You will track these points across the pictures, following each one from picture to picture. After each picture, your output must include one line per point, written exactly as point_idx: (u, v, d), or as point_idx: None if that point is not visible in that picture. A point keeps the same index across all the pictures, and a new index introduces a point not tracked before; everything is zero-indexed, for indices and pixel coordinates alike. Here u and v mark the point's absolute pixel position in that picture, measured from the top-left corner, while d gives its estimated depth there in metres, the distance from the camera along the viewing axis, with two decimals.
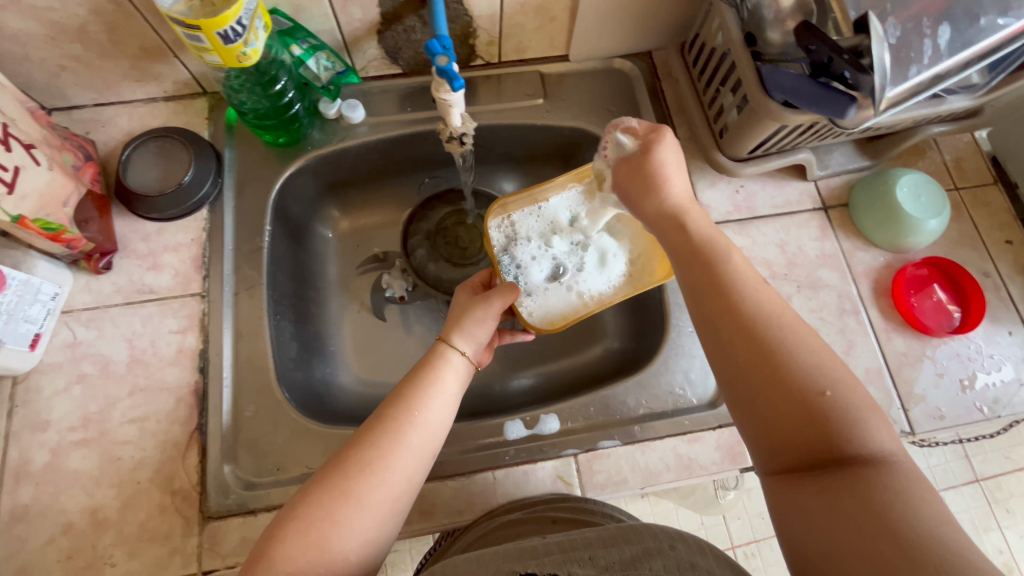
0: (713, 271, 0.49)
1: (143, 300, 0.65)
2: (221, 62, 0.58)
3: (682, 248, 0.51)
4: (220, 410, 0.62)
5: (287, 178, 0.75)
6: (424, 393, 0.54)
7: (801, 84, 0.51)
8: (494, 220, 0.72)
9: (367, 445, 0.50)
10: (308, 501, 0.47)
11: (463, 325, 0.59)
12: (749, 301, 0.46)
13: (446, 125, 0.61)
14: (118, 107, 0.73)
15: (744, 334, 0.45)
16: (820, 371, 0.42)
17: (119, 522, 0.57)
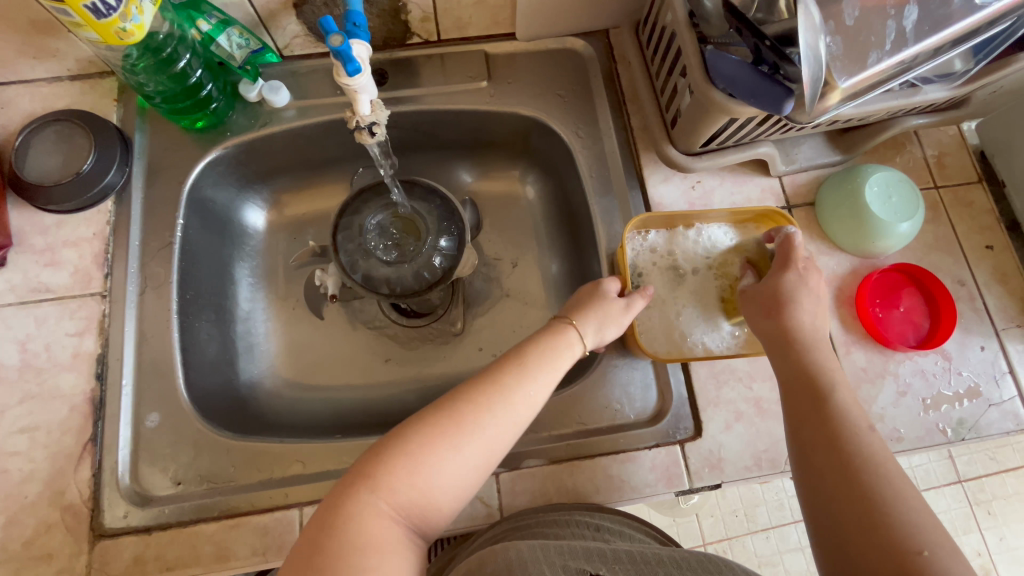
0: (819, 400, 0.48)
1: (39, 300, 0.61)
2: (100, 39, 0.52)
3: (790, 373, 0.51)
4: (119, 419, 0.58)
5: (205, 166, 0.69)
6: (540, 364, 0.52)
7: (739, 74, 0.47)
8: (632, 231, 0.65)
9: (482, 399, 0.48)
10: (404, 435, 0.46)
11: (595, 308, 0.57)
12: (856, 440, 0.45)
13: (354, 112, 0.55)
14: (18, 86, 0.67)
15: (841, 462, 0.44)
16: (914, 526, 0.39)
17: (4, 539, 0.54)
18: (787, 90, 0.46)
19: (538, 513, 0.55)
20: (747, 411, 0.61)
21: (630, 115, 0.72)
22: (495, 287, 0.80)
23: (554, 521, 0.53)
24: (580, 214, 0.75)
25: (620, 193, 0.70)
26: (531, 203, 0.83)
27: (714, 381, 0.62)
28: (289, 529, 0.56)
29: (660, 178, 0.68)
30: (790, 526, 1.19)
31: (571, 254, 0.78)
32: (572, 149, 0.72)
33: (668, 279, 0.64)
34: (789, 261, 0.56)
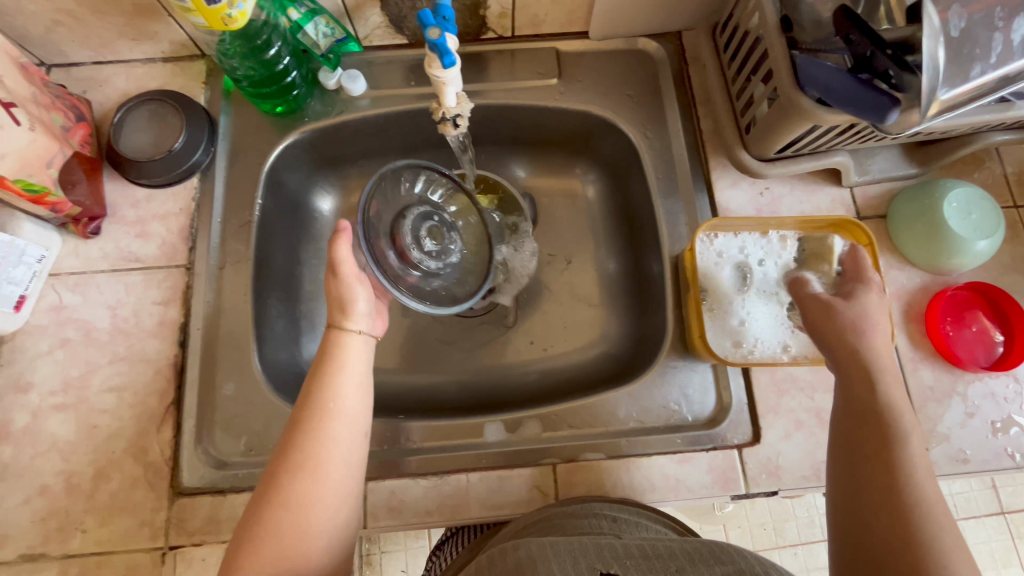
0: (877, 436, 0.44)
1: (129, 268, 0.64)
2: (206, 24, 0.55)
3: (849, 393, 0.47)
4: (199, 386, 0.62)
5: (282, 150, 0.72)
6: (333, 383, 0.52)
7: (836, 78, 0.46)
8: (703, 232, 0.63)
9: (291, 451, 0.48)
10: (251, 523, 0.45)
11: (339, 305, 0.56)
12: (910, 481, 0.41)
13: (440, 104, 0.57)
14: (117, 66, 0.71)
15: (887, 504, 0.41)
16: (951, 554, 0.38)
17: (92, 489, 0.58)
18: (893, 98, 0.44)
19: (560, 505, 0.55)
20: (807, 421, 0.61)
21: (700, 119, 0.71)
22: (548, 284, 0.81)
23: (566, 514, 0.52)
24: (641, 215, 0.75)
25: (686, 195, 0.70)
26: (590, 201, 0.83)
27: (774, 389, 0.62)
28: None
29: (728, 183, 0.68)
30: (819, 544, 1.18)
31: (629, 253, 0.78)
32: (638, 150, 0.73)
33: (734, 280, 0.63)
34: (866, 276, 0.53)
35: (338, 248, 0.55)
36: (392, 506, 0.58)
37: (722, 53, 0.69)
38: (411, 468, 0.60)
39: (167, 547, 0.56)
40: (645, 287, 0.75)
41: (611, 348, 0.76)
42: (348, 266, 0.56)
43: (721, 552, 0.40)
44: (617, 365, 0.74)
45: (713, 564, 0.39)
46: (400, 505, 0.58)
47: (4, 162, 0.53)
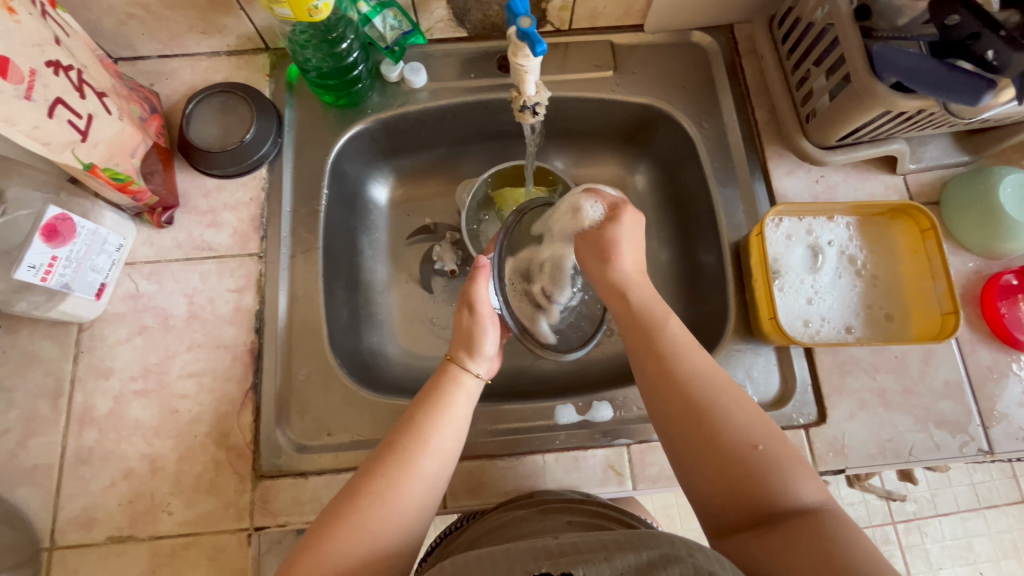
0: (649, 341, 0.55)
1: (203, 257, 0.66)
2: (291, 15, 0.56)
3: (628, 320, 0.58)
4: (275, 371, 0.63)
5: (345, 142, 0.73)
6: (437, 420, 0.54)
7: (926, 65, 0.47)
8: (774, 217, 0.65)
9: (377, 474, 0.50)
10: (320, 534, 0.47)
11: (467, 340, 0.61)
12: (692, 378, 0.51)
13: (520, 93, 0.59)
14: (181, 59, 0.72)
15: (683, 399, 0.51)
16: (750, 427, 0.48)
17: (176, 472, 0.59)
18: (989, 80, 0.46)
19: (515, 508, 0.55)
20: (871, 401, 0.63)
21: (755, 109, 0.73)
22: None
23: (531, 519, 0.53)
24: (694, 203, 0.77)
25: (743, 183, 0.71)
26: (639, 191, 0.85)
27: (838, 370, 0.63)
28: None
29: (785, 171, 0.70)
30: None
31: (680, 241, 0.80)
32: (692, 140, 0.74)
33: (803, 265, 0.65)
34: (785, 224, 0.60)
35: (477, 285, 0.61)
36: (470, 486, 0.60)
37: (780, 45, 0.71)
38: (486, 449, 0.62)
39: (252, 528, 0.58)
40: (698, 274, 0.76)
41: None
42: (482, 303, 0.62)
43: (648, 535, 0.41)
44: None
45: (638, 549, 0.40)
46: (479, 486, 0.60)
47: (97, 150, 0.54)
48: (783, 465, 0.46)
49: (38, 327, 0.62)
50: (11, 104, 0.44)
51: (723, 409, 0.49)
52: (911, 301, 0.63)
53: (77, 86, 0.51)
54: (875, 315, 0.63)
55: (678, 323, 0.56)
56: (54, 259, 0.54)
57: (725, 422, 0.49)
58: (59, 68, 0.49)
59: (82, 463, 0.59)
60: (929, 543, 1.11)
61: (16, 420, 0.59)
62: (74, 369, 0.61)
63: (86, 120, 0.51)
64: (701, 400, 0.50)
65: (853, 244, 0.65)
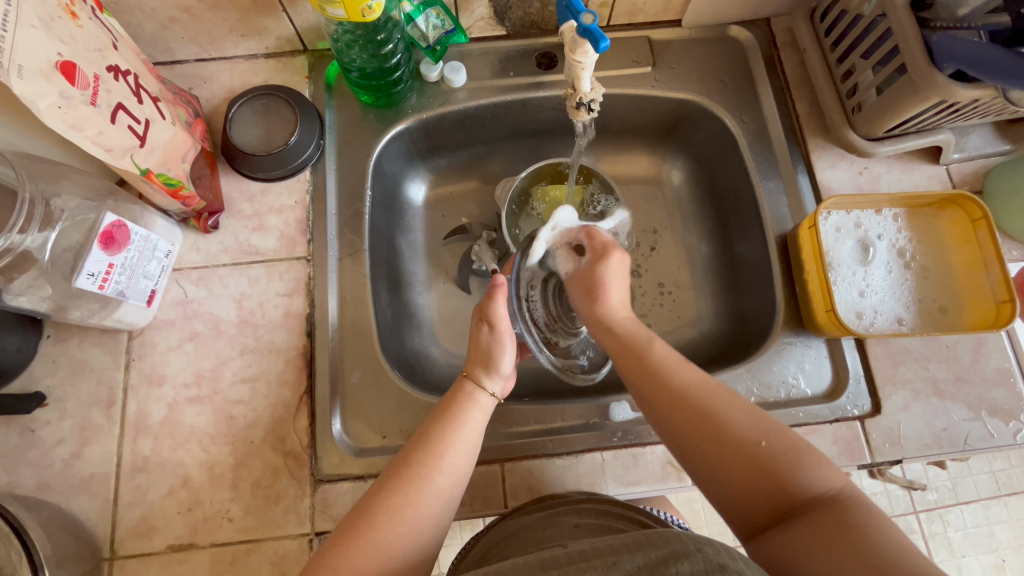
0: (638, 360, 0.55)
1: (251, 261, 0.65)
2: (344, 15, 0.56)
3: (615, 347, 0.57)
4: (329, 375, 0.62)
5: (386, 142, 0.73)
6: (453, 436, 0.53)
7: (993, 53, 0.48)
8: (825, 210, 0.65)
9: (393, 492, 0.49)
10: (334, 552, 0.46)
11: (485, 358, 0.59)
12: (692, 394, 0.51)
13: (575, 90, 0.59)
14: (219, 63, 0.72)
15: (679, 407, 0.50)
16: (755, 426, 0.48)
17: (234, 478, 0.58)
18: None
19: (521, 514, 0.57)
20: (925, 391, 0.63)
21: (796, 103, 0.73)
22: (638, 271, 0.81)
23: (536, 526, 0.55)
24: (734, 197, 0.77)
25: (786, 176, 0.71)
26: (674, 187, 0.85)
27: (891, 361, 0.64)
28: (495, 483, 0.60)
29: (828, 163, 0.70)
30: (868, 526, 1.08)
31: (719, 236, 0.80)
32: (733, 134, 0.74)
33: (854, 255, 0.65)
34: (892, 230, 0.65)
35: (493, 299, 0.61)
36: (530, 486, 0.60)
37: (823, 38, 0.71)
38: (542, 449, 0.61)
39: (313, 532, 0.57)
40: (739, 267, 0.76)
41: (709, 329, 0.78)
42: (500, 319, 0.60)
43: (654, 537, 0.43)
44: (718, 345, 0.75)
45: (647, 550, 0.42)
46: (539, 484, 0.60)
47: (153, 156, 0.53)
48: (793, 454, 0.46)
49: (88, 335, 0.61)
50: (79, 110, 0.44)
51: (724, 409, 0.49)
52: (961, 291, 0.63)
53: (136, 90, 0.51)
54: (926, 306, 0.63)
55: (661, 345, 0.56)
56: (111, 267, 0.54)
57: (726, 419, 0.49)
58: (118, 73, 0.49)
59: (139, 472, 0.58)
60: (951, 532, 1.02)
61: (71, 430, 0.59)
62: (126, 377, 0.61)
63: (144, 125, 0.51)
64: (699, 404, 0.50)
65: (902, 236, 0.65)
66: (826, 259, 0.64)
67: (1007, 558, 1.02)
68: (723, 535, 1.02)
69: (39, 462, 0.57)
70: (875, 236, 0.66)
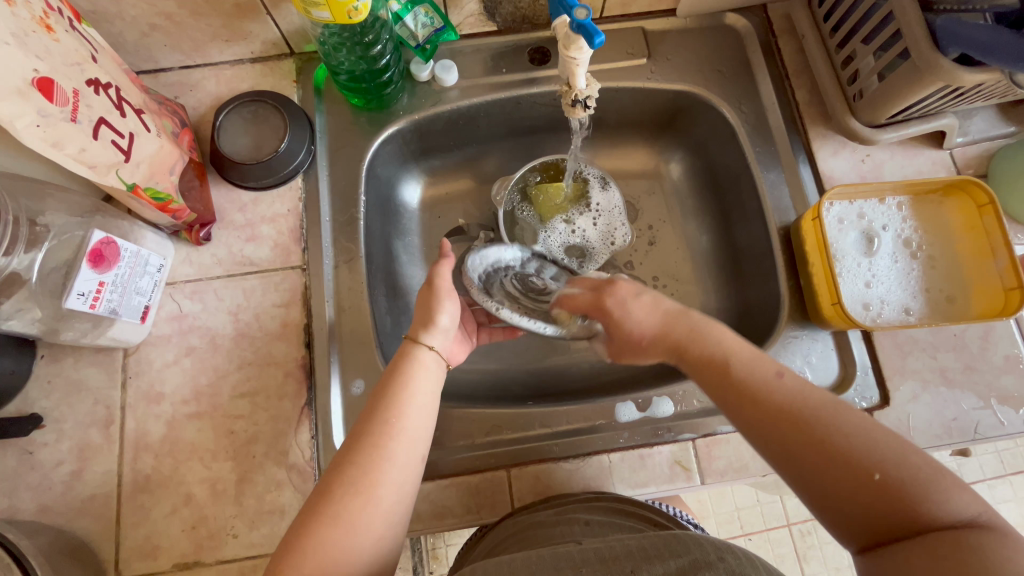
0: (720, 371, 0.48)
1: (245, 272, 0.64)
2: (330, 18, 0.54)
3: (695, 360, 0.50)
4: (329, 386, 0.61)
5: (378, 145, 0.72)
6: (401, 400, 0.51)
7: (1002, 38, 0.47)
8: (827, 200, 0.64)
9: (348, 463, 0.47)
10: (295, 534, 0.44)
11: (422, 317, 0.55)
12: (796, 407, 0.43)
13: (570, 87, 0.58)
14: (205, 70, 0.70)
15: (776, 424, 0.43)
16: (872, 449, 0.40)
17: (238, 494, 0.57)
18: None
19: (532, 512, 0.55)
20: (933, 380, 0.62)
21: (795, 91, 0.72)
22: (631, 265, 0.80)
23: (546, 523, 0.53)
24: (734, 189, 0.75)
25: (787, 165, 0.70)
26: (674, 180, 0.83)
27: (898, 351, 0.63)
28: (501, 489, 0.59)
29: (830, 152, 0.69)
30: None
31: (720, 228, 0.79)
32: (732, 125, 0.72)
33: (858, 245, 0.64)
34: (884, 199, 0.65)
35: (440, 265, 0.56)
36: (538, 491, 0.59)
37: (821, 24, 0.70)
38: (548, 454, 0.60)
39: None
40: (741, 260, 0.75)
41: (713, 323, 0.77)
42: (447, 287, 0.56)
43: (675, 543, 0.43)
44: None
45: (667, 558, 0.41)
46: (547, 490, 0.59)
47: (139, 170, 0.52)
48: (925, 477, 0.38)
49: (82, 354, 0.60)
50: (58, 127, 0.43)
51: (835, 428, 0.41)
52: (968, 279, 0.62)
53: (118, 104, 0.50)
54: (932, 297, 0.63)
55: (748, 354, 0.48)
56: (101, 285, 0.52)
57: (832, 438, 0.41)
58: (99, 87, 0.48)
59: (141, 491, 0.57)
60: None
61: (69, 451, 0.58)
62: (124, 396, 0.60)
63: (128, 139, 0.50)
64: (800, 421, 0.42)
65: (907, 225, 0.64)
66: (830, 251, 0.63)
67: None
68: (730, 524, 1.02)
69: (38, 485, 0.57)
70: (878, 226, 0.64)
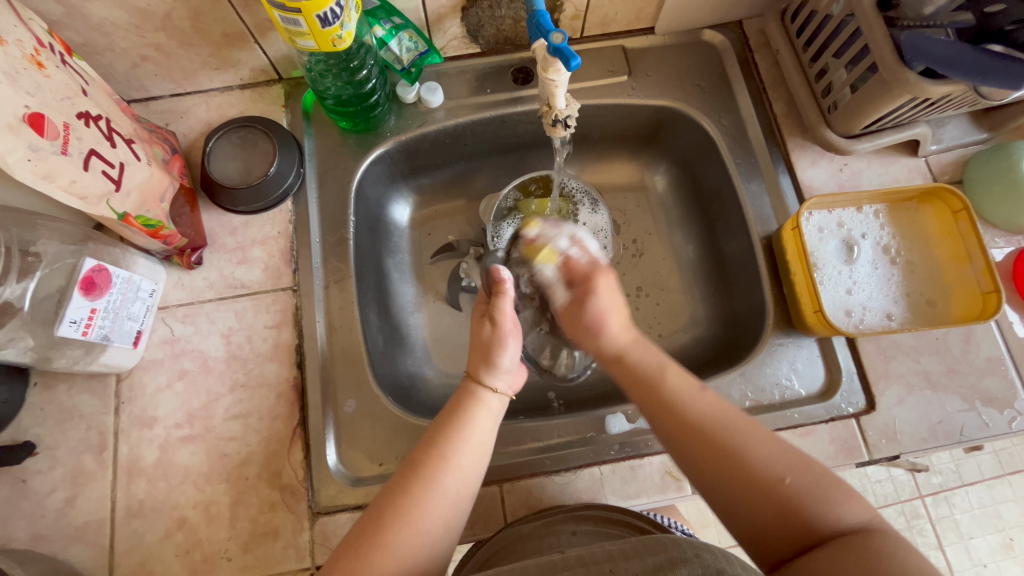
0: (652, 390, 0.54)
1: (236, 295, 0.65)
2: (315, 46, 0.56)
3: (630, 382, 0.56)
4: (322, 406, 0.62)
5: (366, 166, 0.73)
6: (459, 438, 0.52)
7: (961, 53, 0.48)
8: (807, 209, 0.66)
9: (401, 493, 0.49)
10: (350, 556, 0.46)
11: (485, 355, 0.58)
12: (713, 424, 0.51)
13: (551, 107, 0.59)
14: (195, 97, 0.71)
15: (696, 439, 0.50)
16: (775, 459, 0.48)
17: (231, 517, 0.58)
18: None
19: (519, 522, 0.56)
20: (918, 383, 0.63)
21: (773, 104, 0.74)
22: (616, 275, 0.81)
23: (534, 535, 0.55)
24: (718, 200, 0.77)
25: (768, 176, 0.72)
26: (659, 193, 0.85)
27: (882, 356, 0.64)
28: (494, 504, 0.59)
29: (808, 162, 0.71)
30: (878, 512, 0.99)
31: (706, 238, 0.80)
32: (712, 138, 0.74)
33: (838, 252, 0.65)
34: (862, 207, 0.66)
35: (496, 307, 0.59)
36: (531, 505, 0.60)
37: (795, 39, 0.72)
38: (541, 467, 0.61)
39: (314, 567, 0.56)
40: (727, 269, 0.76)
41: (702, 332, 0.77)
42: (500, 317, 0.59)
43: (655, 541, 0.43)
44: (712, 348, 0.75)
45: (647, 556, 0.42)
46: (539, 503, 0.59)
47: (130, 199, 0.53)
48: (821, 486, 0.46)
49: (75, 381, 0.60)
50: (49, 160, 0.44)
51: (741, 443, 0.49)
52: (947, 284, 0.63)
53: (108, 135, 0.51)
54: (913, 303, 0.64)
55: (677, 377, 0.55)
56: (93, 312, 0.53)
57: (744, 455, 0.48)
58: (90, 119, 0.49)
59: (134, 516, 0.57)
60: (958, 513, 1.01)
61: (62, 478, 0.58)
62: (117, 421, 0.60)
63: (119, 169, 0.51)
64: (715, 439, 0.50)
65: (885, 232, 0.66)
66: (811, 259, 0.64)
67: (1015, 536, 1.01)
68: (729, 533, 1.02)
69: (32, 513, 0.57)
70: (858, 234, 0.66)
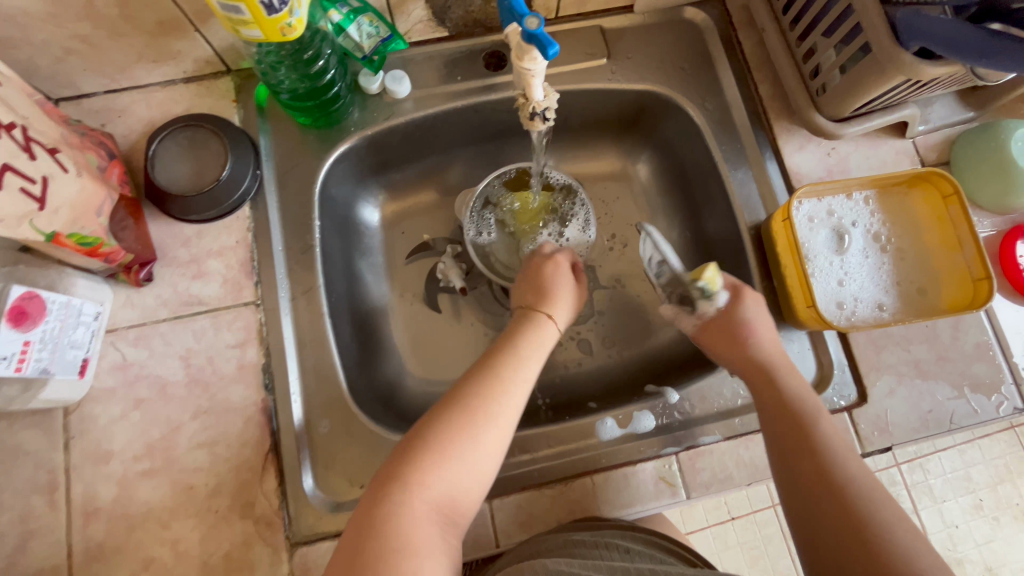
0: (800, 425, 0.52)
1: (193, 313, 0.60)
2: (262, 36, 0.50)
3: (777, 411, 0.54)
4: (293, 428, 0.58)
5: (329, 165, 0.67)
6: (529, 352, 0.54)
7: (965, 33, 0.45)
8: (801, 197, 0.63)
9: (484, 384, 0.50)
10: (432, 434, 0.47)
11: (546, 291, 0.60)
12: (849, 486, 0.47)
13: (528, 99, 0.55)
14: (134, 93, 0.64)
15: (824, 487, 0.47)
16: (911, 550, 0.43)
17: (202, 554, 0.54)
18: None
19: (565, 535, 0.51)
20: (908, 373, 0.62)
21: (758, 85, 0.70)
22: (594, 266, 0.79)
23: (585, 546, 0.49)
24: (703, 187, 0.74)
25: (755, 162, 0.69)
26: (642, 181, 0.81)
27: (873, 347, 0.62)
28: (484, 523, 0.56)
29: (796, 147, 0.68)
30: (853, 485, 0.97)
31: (692, 227, 0.77)
32: (697, 123, 0.71)
33: (829, 242, 0.63)
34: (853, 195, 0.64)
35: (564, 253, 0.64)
36: (521, 521, 0.57)
37: (780, 16, 0.68)
38: (532, 479, 0.58)
39: None
40: (714, 260, 0.74)
41: None
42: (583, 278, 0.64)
43: None
44: None
45: None
46: (530, 518, 0.57)
47: (59, 216, 0.47)
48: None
49: (17, 417, 0.55)
50: None
51: (875, 521, 0.44)
52: (938, 271, 0.62)
53: (24, 145, 0.44)
54: (902, 292, 0.62)
55: (832, 433, 0.51)
56: (27, 345, 0.47)
57: (880, 533, 0.44)
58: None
59: (94, 560, 0.53)
60: (931, 479, 0.98)
61: (10, 523, 0.53)
62: (68, 458, 0.55)
63: (41, 184, 0.45)
64: (850, 503, 0.46)
65: (875, 219, 0.64)
66: (802, 251, 0.62)
67: (984, 496, 1.02)
68: (716, 510, 1.03)
69: None
70: (849, 223, 0.64)
